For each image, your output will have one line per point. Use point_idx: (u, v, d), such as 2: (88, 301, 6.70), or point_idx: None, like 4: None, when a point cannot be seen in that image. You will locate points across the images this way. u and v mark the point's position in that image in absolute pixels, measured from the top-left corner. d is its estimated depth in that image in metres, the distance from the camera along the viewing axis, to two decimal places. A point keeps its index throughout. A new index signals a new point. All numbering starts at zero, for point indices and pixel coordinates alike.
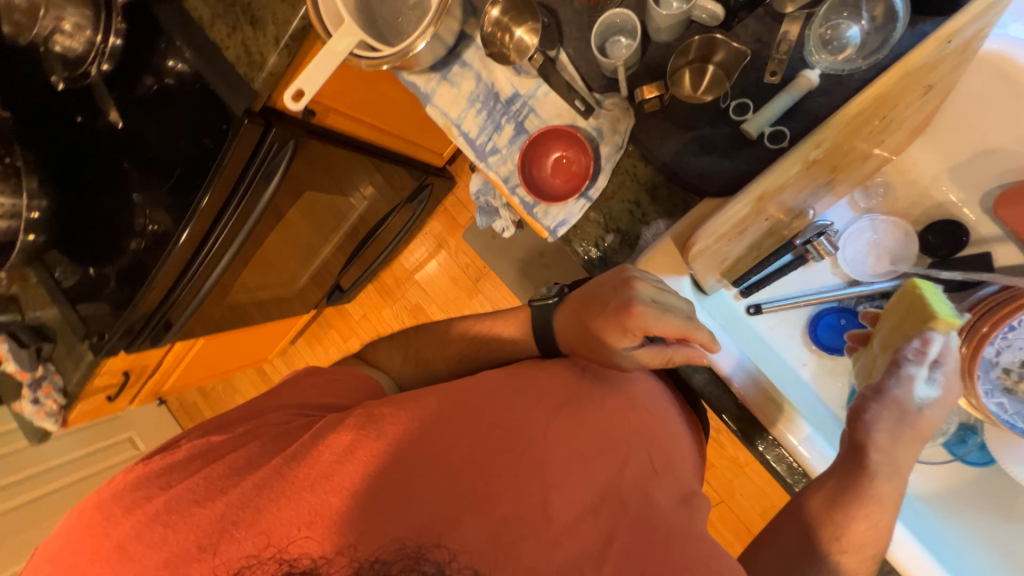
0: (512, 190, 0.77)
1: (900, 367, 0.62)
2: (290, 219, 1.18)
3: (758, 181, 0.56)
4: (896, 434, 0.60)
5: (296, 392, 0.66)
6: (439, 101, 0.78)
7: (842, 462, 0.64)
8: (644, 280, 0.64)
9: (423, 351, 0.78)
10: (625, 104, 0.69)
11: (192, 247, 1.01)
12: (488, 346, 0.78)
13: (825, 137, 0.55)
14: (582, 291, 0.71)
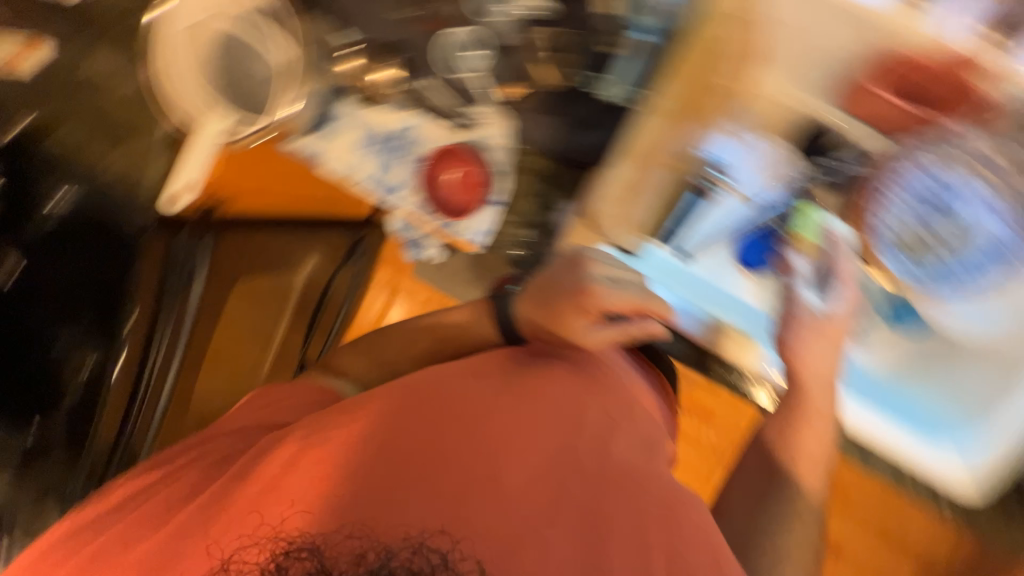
0: (427, 219, 0.83)
1: (789, 285, 0.75)
2: (229, 314, 1.09)
3: (632, 141, 0.70)
4: (815, 344, 0.71)
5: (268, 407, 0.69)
6: (335, 160, 0.80)
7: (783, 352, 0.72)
8: (586, 258, 0.73)
9: (385, 355, 0.79)
10: (500, 111, 0.77)
11: (130, 374, 0.97)
12: (445, 338, 0.79)
13: (670, 89, 0.69)
14: (530, 303, 0.73)
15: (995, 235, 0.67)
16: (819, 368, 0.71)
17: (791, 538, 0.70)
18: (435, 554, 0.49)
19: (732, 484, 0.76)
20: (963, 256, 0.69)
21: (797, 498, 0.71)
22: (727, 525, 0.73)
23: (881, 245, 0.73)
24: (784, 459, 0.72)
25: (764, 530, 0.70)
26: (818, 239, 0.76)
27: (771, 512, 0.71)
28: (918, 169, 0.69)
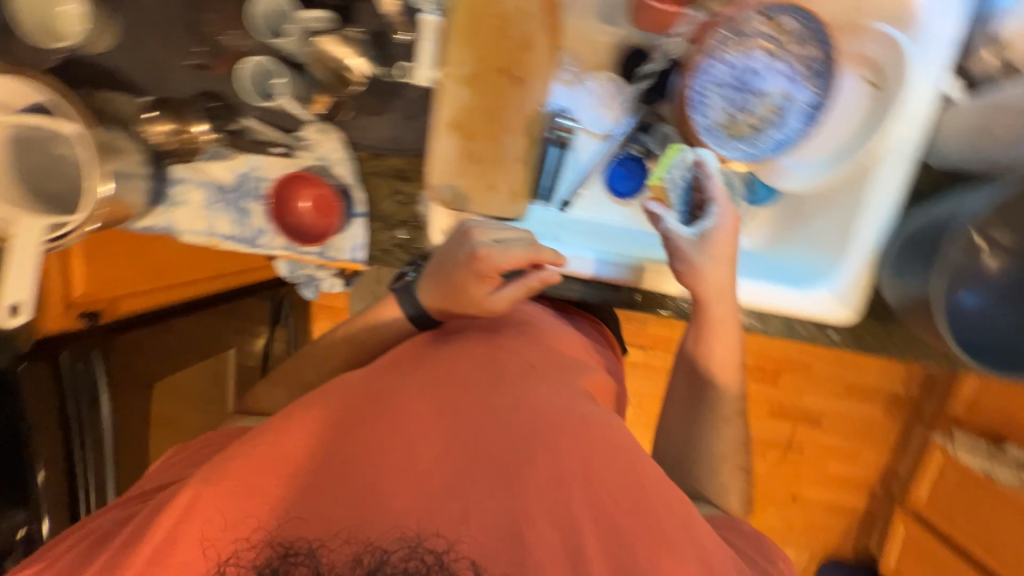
0: (301, 253, 0.78)
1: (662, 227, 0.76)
2: (161, 413, 1.16)
3: (440, 112, 0.69)
4: (712, 258, 0.73)
5: (183, 456, 0.70)
6: (185, 227, 0.78)
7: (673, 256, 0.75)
8: (461, 229, 0.70)
9: (305, 377, 0.81)
10: (321, 126, 0.71)
11: (66, 503, 0.98)
12: (350, 341, 0.80)
13: (457, 54, 0.67)
14: (427, 296, 0.73)
15: (801, 103, 0.78)
16: (714, 264, 0.74)
17: (717, 420, 0.80)
18: (432, 554, 0.54)
19: (669, 392, 0.85)
20: (782, 128, 0.79)
21: (714, 384, 0.81)
22: (667, 421, 0.84)
23: (718, 137, 0.80)
24: (704, 365, 0.80)
25: (691, 417, 0.82)
26: (664, 179, 0.81)
27: (693, 402, 0.82)
28: (727, 62, 0.77)
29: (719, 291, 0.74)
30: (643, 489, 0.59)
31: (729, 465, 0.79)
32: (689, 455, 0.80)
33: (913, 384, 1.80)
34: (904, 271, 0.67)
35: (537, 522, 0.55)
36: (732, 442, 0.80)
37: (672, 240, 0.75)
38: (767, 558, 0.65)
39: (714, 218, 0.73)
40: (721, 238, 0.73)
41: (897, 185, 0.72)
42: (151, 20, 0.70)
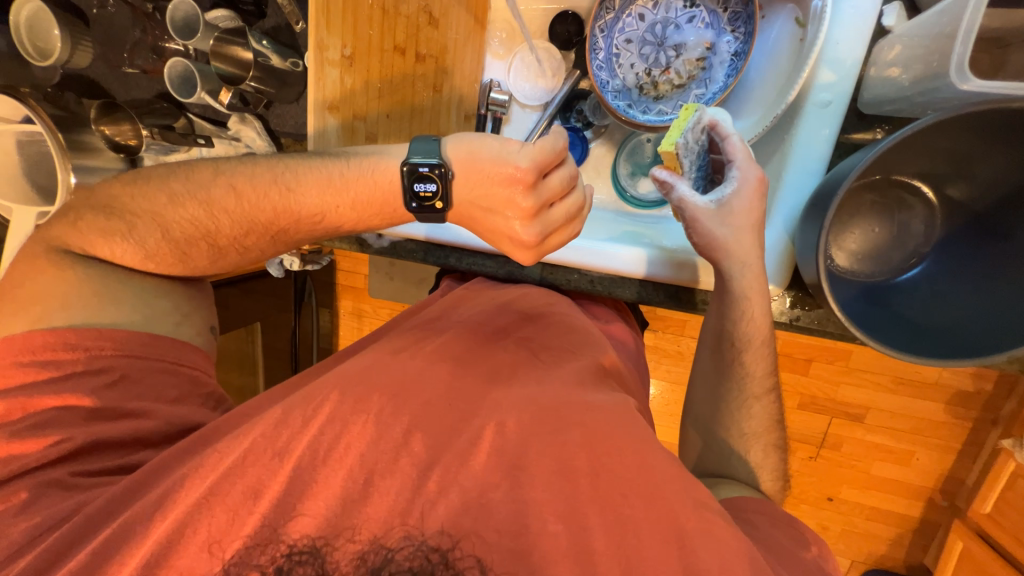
0: None
1: (674, 194, 0.62)
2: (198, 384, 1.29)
3: (319, 93, 0.73)
4: (728, 219, 0.60)
5: (61, 369, 0.58)
6: None
7: (688, 227, 0.62)
8: (506, 156, 0.61)
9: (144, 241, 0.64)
10: (241, 116, 0.78)
11: None
12: (275, 214, 0.64)
13: (330, 38, 0.71)
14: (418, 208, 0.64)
15: (726, 54, 0.70)
16: (738, 231, 0.61)
17: (743, 398, 0.68)
18: (437, 553, 0.46)
19: (694, 367, 0.73)
20: (708, 84, 0.71)
21: (742, 358, 0.67)
22: (694, 393, 0.74)
23: (635, 98, 0.75)
24: (741, 336, 0.65)
25: (717, 391, 0.70)
26: (676, 144, 0.60)
27: (718, 376, 0.70)
28: (639, 17, 0.74)
29: (740, 257, 0.61)
30: (657, 474, 0.48)
31: (762, 443, 0.68)
32: (714, 436, 0.70)
33: (995, 382, 1.33)
34: (802, 238, 0.58)
35: (543, 511, 0.46)
36: (761, 418, 0.68)
37: (688, 214, 0.61)
38: (801, 544, 0.55)
39: (736, 183, 0.59)
40: (746, 206, 0.60)
41: (823, 139, 0.62)
42: (111, 35, 0.78)
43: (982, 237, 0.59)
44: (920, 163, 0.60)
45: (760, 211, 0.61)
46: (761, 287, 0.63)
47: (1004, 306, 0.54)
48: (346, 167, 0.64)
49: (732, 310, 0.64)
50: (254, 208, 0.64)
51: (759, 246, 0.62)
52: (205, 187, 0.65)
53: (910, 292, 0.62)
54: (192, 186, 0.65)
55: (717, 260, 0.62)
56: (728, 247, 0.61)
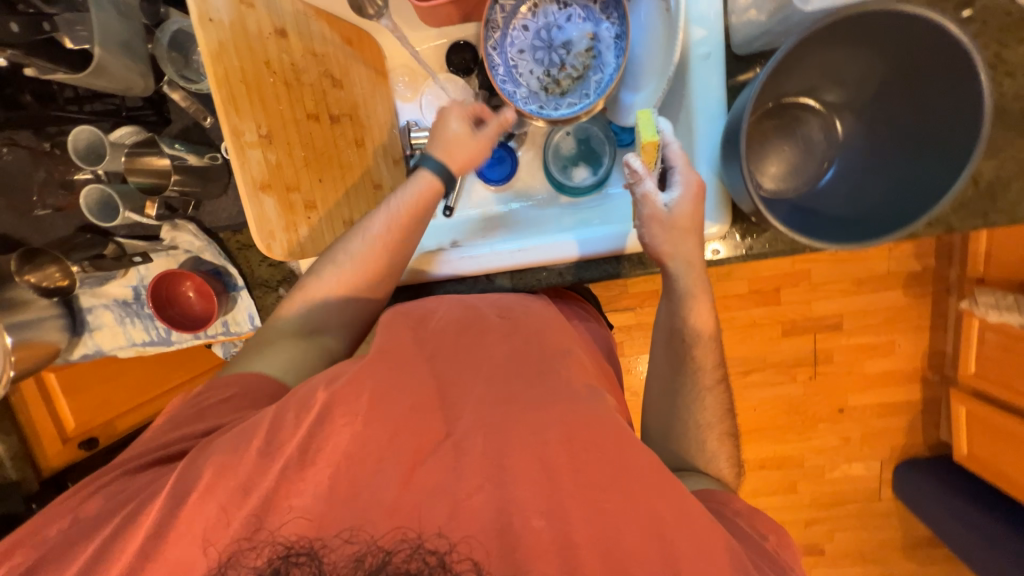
0: (210, 337, 0.82)
1: (636, 192, 0.64)
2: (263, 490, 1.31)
3: (248, 177, 0.66)
4: (672, 227, 0.65)
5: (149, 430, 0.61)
6: (110, 347, 0.85)
7: (642, 227, 0.66)
8: (456, 119, 0.76)
9: (322, 293, 0.71)
10: (170, 223, 0.76)
11: None
12: (406, 235, 0.72)
13: (245, 118, 0.66)
14: (433, 173, 0.74)
15: (609, 38, 0.77)
16: (676, 242, 0.66)
17: (698, 391, 0.71)
18: (435, 555, 0.46)
19: (649, 366, 0.75)
20: (603, 68, 0.78)
21: (692, 353, 0.70)
22: (649, 396, 0.75)
23: (544, 99, 0.80)
24: (687, 331, 0.70)
25: (673, 390, 0.72)
26: (656, 136, 0.62)
27: (673, 376, 0.72)
28: (523, 28, 0.79)
29: (684, 258, 0.66)
30: (626, 459, 0.51)
31: (717, 433, 0.70)
32: (675, 432, 0.71)
33: (935, 255, 1.46)
34: (729, 177, 0.64)
35: (525, 510, 0.47)
36: (714, 411, 0.71)
37: (647, 211, 0.65)
38: (760, 534, 0.58)
39: (681, 187, 0.64)
40: (691, 209, 0.65)
41: (715, 86, 0.69)
42: (5, 183, 0.75)
43: (874, 126, 0.67)
44: (800, 81, 0.67)
45: (698, 217, 0.66)
46: (703, 286, 0.69)
47: (910, 178, 0.61)
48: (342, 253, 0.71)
49: (680, 310, 0.70)
50: (387, 238, 0.71)
51: (699, 246, 0.68)
52: (356, 235, 0.72)
53: (833, 191, 0.69)
54: (344, 239, 0.72)
55: (663, 262, 0.68)
56: (666, 253, 0.67)
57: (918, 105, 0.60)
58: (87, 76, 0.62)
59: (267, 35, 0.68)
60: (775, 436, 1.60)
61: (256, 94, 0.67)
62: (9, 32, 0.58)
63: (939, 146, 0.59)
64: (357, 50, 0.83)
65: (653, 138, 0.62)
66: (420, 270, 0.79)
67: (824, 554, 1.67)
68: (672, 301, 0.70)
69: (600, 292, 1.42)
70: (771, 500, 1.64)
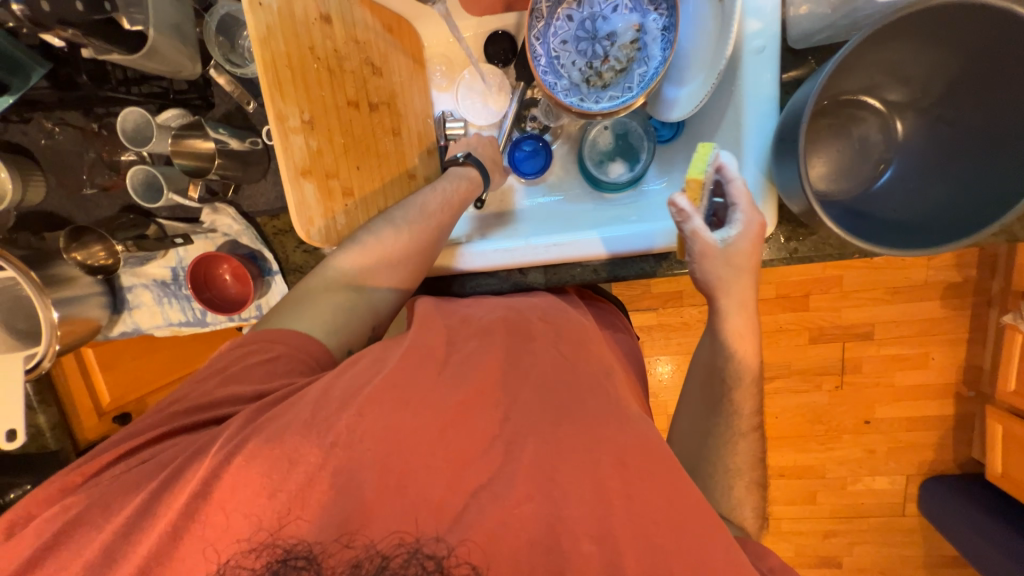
0: (244, 319, 0.84)
1: (686, 229, 0.60)
2: None
3: (290, 162, 0.65)
4: (728, 259, 0.61)
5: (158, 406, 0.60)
6: (148, 325, 0.87)
7: (695, 261, 0.62)
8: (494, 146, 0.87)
9: (375, 259, 0.69)
10: (210, 206, 0.77)
11: None
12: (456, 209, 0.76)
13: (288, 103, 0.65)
14: (474, 169, 0.81)
15: (656, 30, 0.75)
16: (730, 279, 0.62)
17: (731, 435, 0.66)
18: (432, 560, 0.46)
19: (681, 399, 0.70)
20: (648, 61, 0.75)
21: (732, 396, 0.65)
22: (676, 429, 0.71)
23: (585, 92, 0.79)
24: (729, 372, 0.65)
25: (704, 430, 0.67)
26: (704, 173, 0.59)
27: (706, 417, 0.67)
28: (567, 18, 0.78)
29: (736, 295, 0.63)
30: (641, 468, 0.52)
31: (745, 481, 0.65)
32: (700, 472, 0.66)
33: (977, 266, 1.40)
34: (781, 174, 0.62)
35: (532, 514, 0.49)
36: (745, 458, 0.66)
37: (698, 248, 0.61)
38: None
39: (740, 226, 0.60)
40: (748, 248, 0.61)
41: (767, 82, 0.66)
42: (54, 161, 0.77)
43: (937, 127, 0.63)
44: (860, 79, 0.64)
45: (755, 253, 0.62)
46: (752, 329, 0.65)
47: (970, 182, 0.58)
48: (365, 240, 0.69)
49: (726, 348, 0.65)
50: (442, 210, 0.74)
51: (752, 286, 0.64)
52: (410, 210, 0.73)
53: (887, 195, 0.67)
54: (399, 213, 0.73)
55: (711, 297, 0.64)
56: (717, 288, 0.63)
57: (987, 107, 0.57)
58: (140, 58, 0.63)
59: (312, 20, 0.67)
60: (796, 446, 1.57)
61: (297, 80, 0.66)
62: (73, 11, 0.55)
63: (1009, 150, 0.55)
64: (397, 38, 0.83)
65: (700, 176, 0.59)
66: (443, 265, 0.77)
67: (841, 568, 1.63)
68: (714, 332, 0.66)
69: (624, 290, 1.40)
70: (789, 509, 1.60)
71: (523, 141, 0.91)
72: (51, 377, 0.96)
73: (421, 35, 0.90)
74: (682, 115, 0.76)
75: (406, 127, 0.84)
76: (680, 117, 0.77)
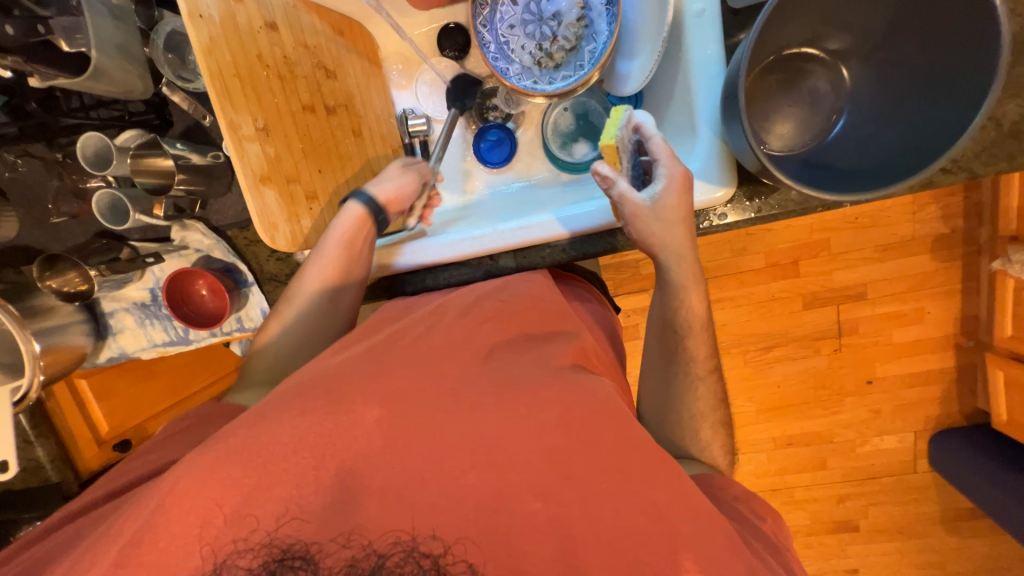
0: (226, 333, 0.84)
1: (612, 191, 0.63)
2: None
3: (248, 169, 0.66)
4: (659, 214, 0.62)
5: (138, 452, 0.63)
6: (134, 348, 0.88)
7: (630, 222, 0.63)
8: (394, 164, 0.81)
9: (315, 296, 0.72)
10: (177, 223, 0.78)
11: None
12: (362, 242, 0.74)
13: (238, 111, 0.65)
14: (362, 206, 0.74)
15: (600, 6, 0.76)
16: (663, 236, 0.63)
17: (690, 382, 0.68)
18: (429, 558, 0.46)
19: (642, 357, 0.73)
20: (595, 37, 0.76)
21: (685, 344, 0.67)
22: (643, 385, 0.73)
23: (537, 75, 0.79)
24: (682, 326, 0.67)
25: (666, 382, 0.69)
26: (613, 138, 0.66)
27: (666, 369, 0.69)
28: (513, 3, 0.79)
29: (675, 249, 0.63)
30: (626, 439, 0.52)
31: (710, 423, 0.68)
32: (667, 419, 0.69)
33: (963, 216, 1.40)
34: (730, 135, 0.62)
35: (521, 492, 0.49)
36: (706, 399, 0.68)
37: (627, 210, 0.62)
38: (756, 515, 0.59)
39: (665, 180, 0.60)
40: (676, 202, 0.61)
41: (711, 45, 0.66)
42: (21, 194, 0.78)
43: (883, 71, 0.64)
44: (803, 31, 0.65)
45: (685, 205, 0.62)
46: (696, 277, 0.66)
47: (919, 122, 0.58)
48: (308, 275, 0.72)
49: (677, 301, 0.66)
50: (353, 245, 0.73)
51: (691, 236, 0.64)
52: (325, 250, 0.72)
53: (843, 144, 0.67)
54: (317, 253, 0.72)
55: (653, 258, 0.65)
56: (654, 245, 0.64)
57: (925, 44, 0.57)
58: (88, 80, 0.64)
59: (258, 27, 0.67)
60: (800, 412, 1.56)
61: (247, 87, 0.67)
62: (6, 35, 0.62)
63: (950, 83, 0.55)
64: (350, 41, 0.84)
65: (611, 141, 0.66)
66: (395, 268, 0.79)
67: (859, 532, 1.63)
68: (664, 285, 0.67)
69: (612, 274, 1.39)
70: (800, 477, 1.60)
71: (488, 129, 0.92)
72: (45, 408, 0.98)
73: (375, 36, 0.90)
74: (634, 87, 0.77)
75: (367, 126, 0.84)
76: (633, 89, 0.77)
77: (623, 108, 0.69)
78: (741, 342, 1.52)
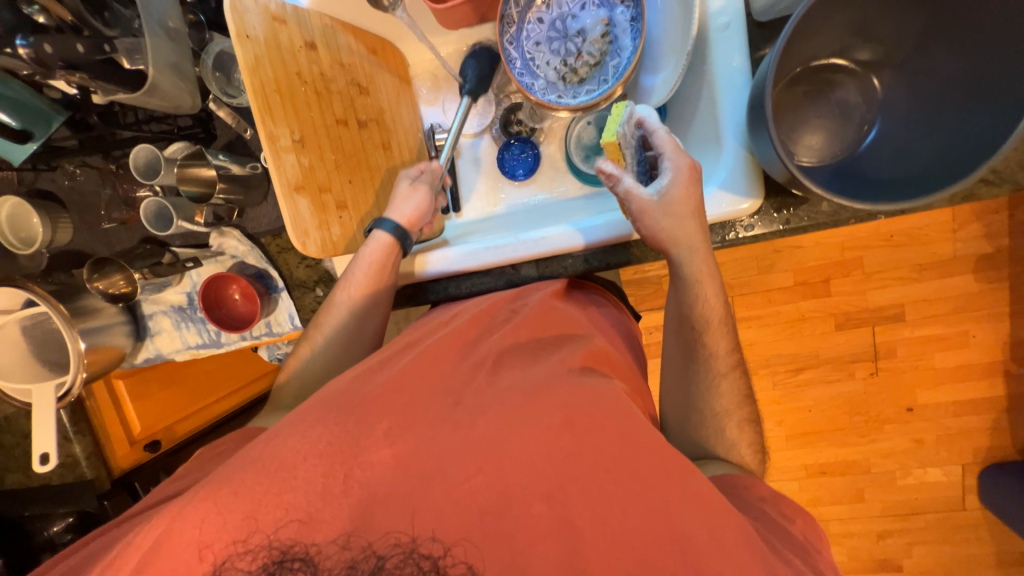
0: (256, 337, 0.86)
1: (617, 186, 0.64)
2: None
3: (284, 179, 0.69)
4: (666, 207, 0.62)
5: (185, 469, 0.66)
6: (169, 350, 0.92)
7: (639, 219, 0.64)
8: (404, 179, 0.80)
9: (348, 312, 0.74)
10: (217, 229, 0.82)
11: None
12: (387, 264, 0.75)
13: (277, 126, 0.69)
14: (388, 234, 0.75)
15: (624, 22, 0.77)
16: (674, 232, 0.63)
17: (712, 377, 0.66)
18: (429, 560, 0.46)
19: (662, 356, 0.72)
20: (620, 52, 0.78)
21: (703, 340, 0.66)
22: (665, 386, 0.72)
23: (562, 89, 0.82)
24: (701, 320, 0.66)
25: (687, 379, 0.68)
26: (615, 135, 0.65)
27: (686, 366, 0.68)
28: (538, 21, 0.82)
29: (686, 243, 0.63)
30: (641, 446, 0.50)
31: (736, 419, 0.65)
32: (690, 419, 0.67)
33: (1009, 235, 1.33)
34: (757, 146, 0.61)
35: (527, 495, 0.48)
36: (731, 396, 0.66)
37: (634, 206, 0.63)
38: (783, 517, 0.56)
39: (670, 173, 0.62)
40: (683, 194, 0.62)
41: (736, 57, 0.67)
42: (77, 200, 0.84)
43: (916, 79, 0.63)
44: (829, 41, 0.65)
45: (693, 198, 0.62)
46: (710, 268, 0.65)
47: (957, 129, 0.56)
48: (341, 292, 0.74)
49: (695, 294, 0.65)
50: (383, 268, 0.74)
51: (701, 230, 0.64)
52: (355, 270, 0.73)
53: (875, 155, 0.66)
54: (346, 273, 0.74)
55: (672, 261, 0.65)
56: (665, 242, 0.63)
57: (960, 50, 0.56)
58: (143, 95, 0.70)
59: (299, 47, 0.72)
60: (834, 439, 1.48)
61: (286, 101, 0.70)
62: (75, 51, 0.63)
63: (988, 87, 0.54)
64: (382, 59, 0.88)
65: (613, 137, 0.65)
66: (415, 276, 0.81)
67: (901, 571, 1.52)
68: (677, 277, 0.66)
69: (635, 290, 1.38)
70: (836, 509, 1.51)
71: (510, 145, 0.94)
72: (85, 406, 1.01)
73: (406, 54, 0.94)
74: (658, 101, 0.77)
75: (396, 139, 0.88)
76: (657, 104, 0.78)
77: (625, 105, 0.69)
78: (769, 362, 1.47)
